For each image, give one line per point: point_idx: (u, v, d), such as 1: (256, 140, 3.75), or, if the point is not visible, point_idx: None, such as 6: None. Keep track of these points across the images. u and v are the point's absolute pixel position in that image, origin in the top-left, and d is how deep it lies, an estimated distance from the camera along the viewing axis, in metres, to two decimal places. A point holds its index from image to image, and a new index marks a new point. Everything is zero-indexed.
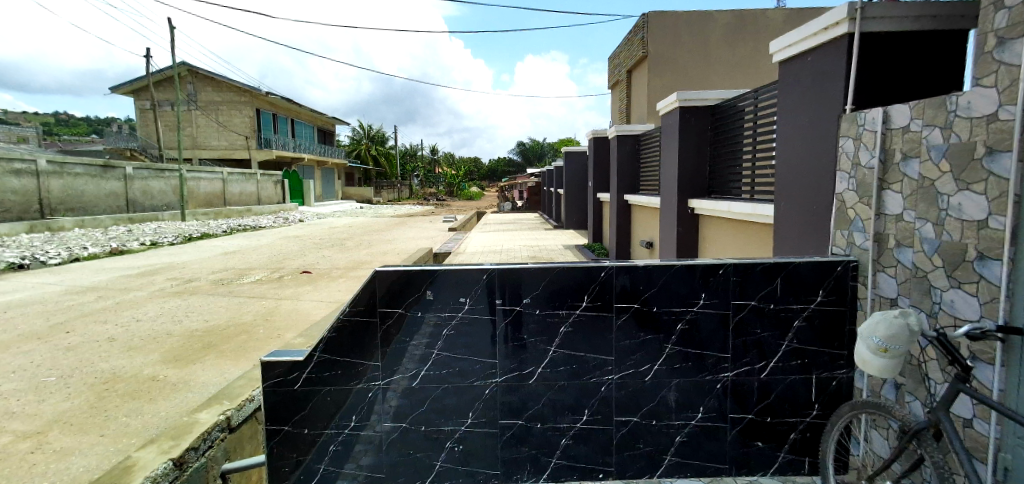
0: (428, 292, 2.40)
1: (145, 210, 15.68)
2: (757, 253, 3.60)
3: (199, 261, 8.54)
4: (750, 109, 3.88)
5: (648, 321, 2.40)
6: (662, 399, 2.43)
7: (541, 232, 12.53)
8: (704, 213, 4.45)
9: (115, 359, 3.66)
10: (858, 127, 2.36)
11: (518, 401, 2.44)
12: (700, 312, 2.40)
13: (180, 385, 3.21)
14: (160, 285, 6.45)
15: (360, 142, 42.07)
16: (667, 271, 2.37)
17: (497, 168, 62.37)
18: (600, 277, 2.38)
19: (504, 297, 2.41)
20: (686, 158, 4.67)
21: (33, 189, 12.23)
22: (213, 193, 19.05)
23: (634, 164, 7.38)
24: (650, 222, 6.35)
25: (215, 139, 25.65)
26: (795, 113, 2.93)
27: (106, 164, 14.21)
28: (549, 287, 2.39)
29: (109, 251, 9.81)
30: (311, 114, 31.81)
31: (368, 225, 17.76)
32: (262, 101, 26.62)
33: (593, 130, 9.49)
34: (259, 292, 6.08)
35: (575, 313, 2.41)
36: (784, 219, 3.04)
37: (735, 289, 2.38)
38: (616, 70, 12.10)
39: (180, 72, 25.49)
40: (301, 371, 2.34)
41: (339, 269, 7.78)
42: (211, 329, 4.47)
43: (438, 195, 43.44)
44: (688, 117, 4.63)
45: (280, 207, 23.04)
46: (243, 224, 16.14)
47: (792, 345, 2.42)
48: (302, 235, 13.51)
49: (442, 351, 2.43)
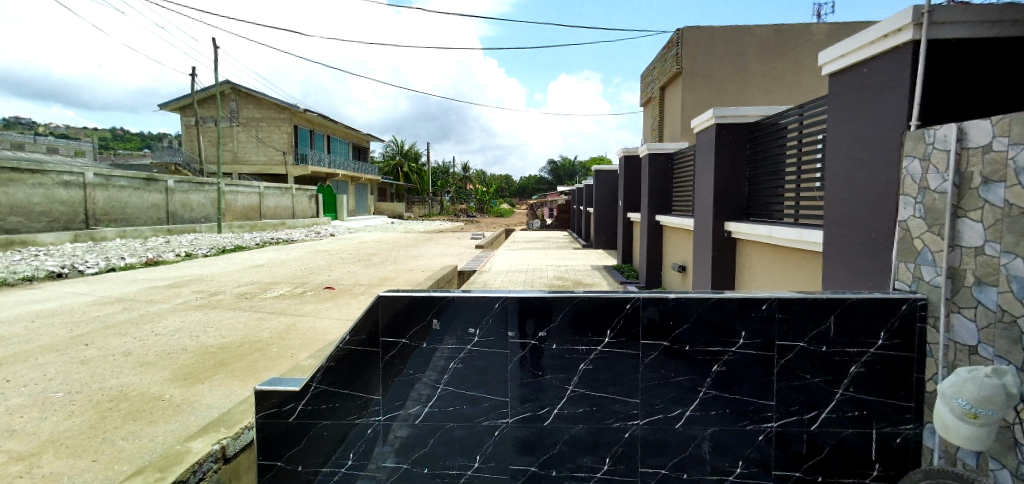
0: (435, 321, 2.21)
1: (183, 222, 16.24)
2: (800, 284, 3.26)
3: (227, 274, 8.66)
4: (793, 127, 3.59)
5: (680, 360, 2.12)
6: (695, 450, 2.12)
7: (569, 252, 12.24)
8: (741, 238, 4.12)
9: (125, 376, 3.61)
10: (927, 145, 2.02)
11: (534, 442, 2.19)
12: (738, 352, 2.10)
13: (183, 406, 3.10)
14: (185, 298, 6.52)
15: (393, 158, 42.82)
16: (701, 304, 2.10)
17: (527, 185, 62.55)
18: (626, 309, 2.13)
19: (518, 328, 2.19)
20: (722, 178, 4.36)
21: (80, 200, 12.82)
22: (249, 207, 19.63)
23: (665, 184, 7.08)
24: (682, 245, 6.02)
25: (254, 154, 26.59)
26: (845, 129, 2.57)
27: (149, 177, 14.82)
28: (568, 320, 2.16)
29: (144, 262, 10.11)
30: (347, 131, 32.62)
31: (397, 240, 17.89)
32: (300, 118, 27.53)
33: (624, 148, 9.21)
34: (280, 308, 6.04)
35: (597, 349, 2.16)
36: (831, 247, 2.66)
37: (780, 328, 2.08)
38: (648, 88, 11.86)
39: (224, 90, 26.65)
40: (297, 402, 2.18)
41: (362, 285, 7.73)
42: (224, 346, 4.40)
43: (468, 211, 43.63)
44: (724, 135, 4.34)
45: (314, 221, 23.56)
46: (276, 238, 16.51)
47: (848, 393, 2.07)
48: (330, 250, 13.68)
49: (448, 386, 2.21)
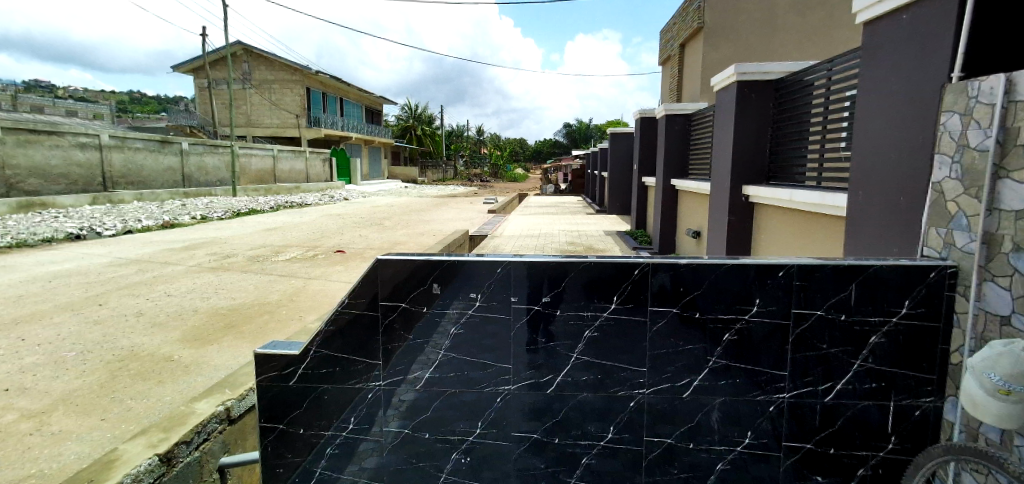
0: (436, 286, 2.13)
1: (199, 185, 16.37)
2: (820, 250, 3.09)
3: (240, 236, 8.73)
4: (821, 83, 3.33)
5: (689, 329, 2.01)
6: (702, 420, 2.04)
7: (583, 217, 12.07)
8: (760, 202, 3.92)
9: (136, 336, 3.67)
10: (969, 99, 1.77)
11: (537, 408, 2.13)
12: (749, 321, 1.97)
13: (191, 367, 3.13)
14: (199, 260, 6.59)
15: (406, 121, 42.32)
16: (713, 271, 1.96)
17: (542, 149, 61.59)
18: (634, 275, 2.02)
19: (522, 294, 2.10)
20: (743, 140, 4.12)
21: (97, 162, 12.94)
22: (263, 170, 19.69)
23: (682, 146, 6.80)
24: (698, 210, 5.82)
25: (267, 117, 26.46)
26: (879, 80, 2.28)
27: (163, 140, 14.86)
28: (574, 285, 2.06)
29: (161, 224, 10.25)
30: (359, 93, 32.19)
31: (410, 205, 17.84)
32: (312, 80, 27.17)
33: (641, 109, 8.90)
34: (290, 271, 6.07)
35: (602, 316, 2.07)
36: (857, 211, 2.43)
37: (797, 296, 1.93)
38: (668, 45, 11.29)
39: (235, 51, 26.31)
40: (297, 366, 2.14)
41: (373, 249, 7.73)
42: (235, 308, 4.44)
43: (482, 176, 43.30)
44: (747, 93, 4.07)
45: (328, 185, 23.60)
46: (290, 201, 16.59)
47: (867, 365, 1.92)
48: (344, 213, 13.70)
49: (450, 351, 2.15)
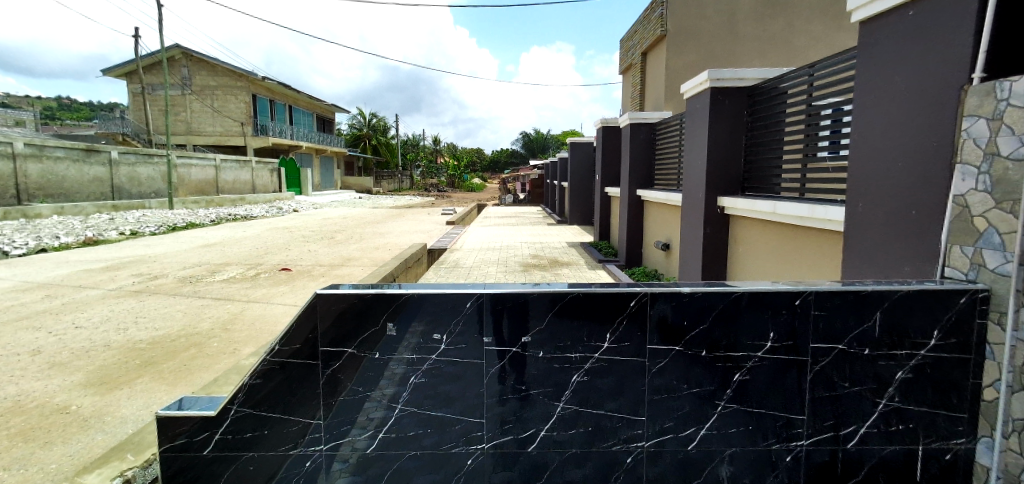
0: (391, 325, 1.75)
1: (131, 197, 15.02)
2: (804, 266, 2.91)
3: (173, 254, 7.89)
4: (801, 88, 3.21)
5: (696, 370, 1.73)
6: (710, 474, 1.75)
7: (544, 227, 11.84)
8: (737, 214, 3.74)
9: (26, 381, 3.03)
10: (997, 102, 1.60)
11: (513, 471, 1.77)
12: (762, 359, 1.72)
13: (92, 420, 2.57)
14: (121, 282, 5.83)
15: (361, 130, 41.12)
16: (722, 301, 1.69)
17: (500, 159, 61.62)
18: (630, 308, 1.72)
19: (495, 332, 1.75)
20: (717, 149, 3.94)
21: (8, 173, 11.60)
22: (205, 181, 18.38)
23: (648, 156, 6.66)
24: (666, 221, 5.66)
25: (209, 125, 24.92)
26: (880, 84, 2.11)
27: (89, 148, 13.55)
28: (560, 321, 1.73)
29: (82, 241, 9.20)
30: (310, 101, 30.94)
31: (364, 216, 17.08)
32: (259, 86, 25.84)
33: (603, 119, 8.81)
34: (228, 293, 5.44)
35: (592, 357, 1.75)
36: (854, 225, 2.25)
37: (812, 328, 1.70)
38: (629, 54, 11.28)
39: (174, 54, 24.65)
40: (213, 431, 1.70)
41: (323, 266, 7.14)
42: (157, 340, 3.83)
43: (439, 186, 42.53)
44: (720, 100, 3.90)
45: (276, 196, 22.38)
46: (234, 214, 15.48)
47: (892, 404, 1.73)
48: (293, 226, 12.87)
49: (408, 405, 1.77)
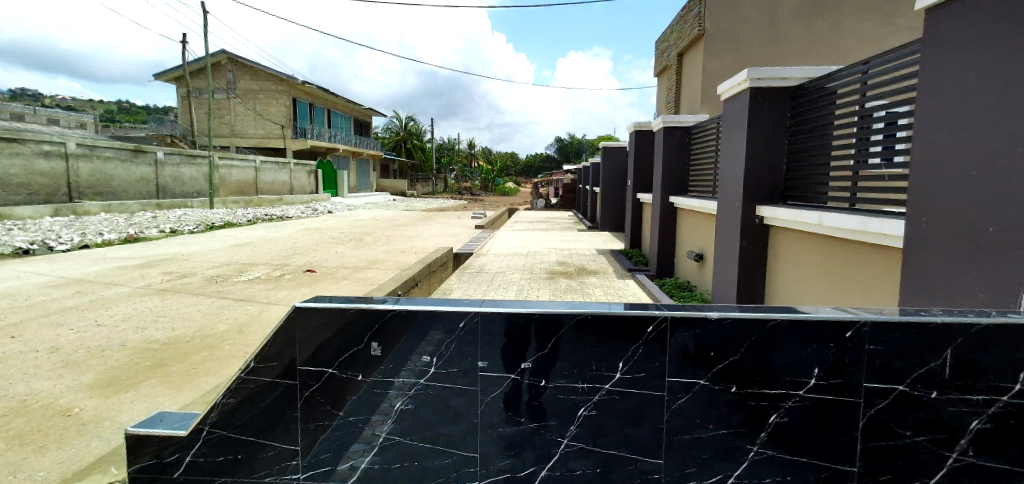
0: (375, 345, 1.58)
1: (175, 196, 15.64)
2: (852, 285, 2.57)
3: (205, 253, 8.07)
4: (854, 87, 2.88)
5: (723, 408, 1.47)
6: None
7: (574, 233, 11.56)
8: (777, 224, 3.42)
9: (37, 380, 3.04)
10: None
11: None
12: (803, 399, 1.44)
13: (91, 425, 2.52)
14: (150, 280, 5.95)
15: (396, 134, 41.81)
16: (756, 330, 1.43)
17: (534, 163, 61.45)
18: (646, 334, 1.49)
19: (490, 357, 1.56)
20: (755, 153, 3.61)
21: (62, 172, 12.25)
22: (245, 182, 18.98)
23: (682, 161, 6.31)
24: (700, 230, 5.32)
25: (252, 127, 25.81)
26: (952, 83, 1.80)
27: (136, 149, 14.19)
28: (567, 346, 1.51)
29: (124, 238, 9.56)
30: (347, 105, 31.60)
31: (395, 219, 17.21)
32: (299, 90, 26.60)
33: (635, 122, 8.50)
34: (249, 294, 5.45)
35: (601, 390, 1.52)
36: (916, 243, 1.95)
37: (867, 365, 1.41)
38: (665, 55, 10.85)
39: (220, 60, 25.67)
40: (185, 452, 1.57)
41: (347, 268, 7.12)
42: (171, 341, 3.81)
43: (472, 190, 42.64)
44: (760, 101, 3.58)
45: (313, 197, 22.91)
46: (270, 214, 15.88)
47: (965, 460, 1.39)
48: (324, 228, 13.05)
49: (394, 433, 1.59)
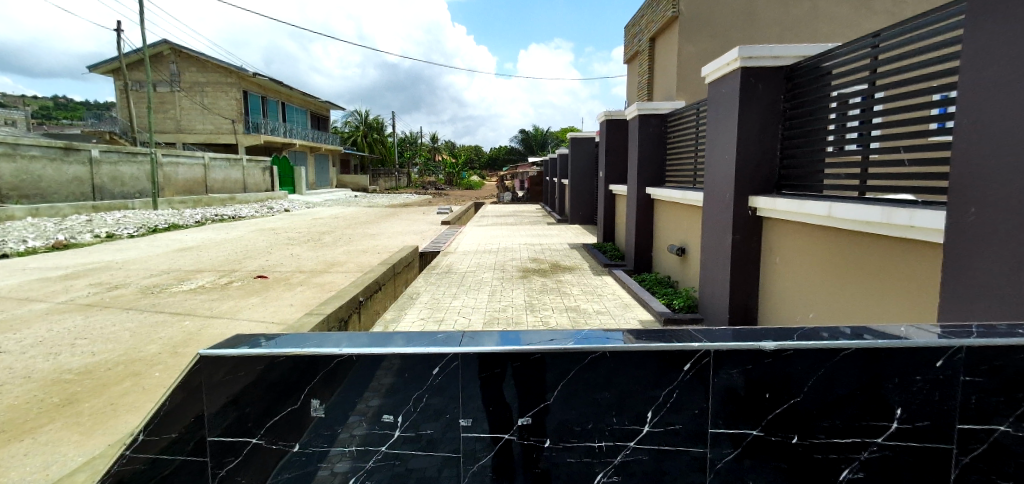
0: (316, 403, 1.28)
1: (113, 197, 14.39)
2: (856, 288, 2.39)
3: (143, 260, 7.28)
4: (860, 63, 2.61)
5: (780, 463, 1.20)
6: None
7: (544, 227, 11.21)
8: (773, 219, 3.19)
9: None
10: None
11: None
12: (881, 447, 1.18)
13: None
14: (74, 294, 5.24)
15: (357, 128, 40.32)
16: (821, 366, 1.15)
17: (500, 156, 60.82)
18: (683, 374, 1.20)
19: (476, 414, 1.26)
20: (746, 141, 3.35)
21: None
22: (192, 180, 17.72)
23: (658, 149, 6.05)
24: (681, 222, 5.08)
25: (199, 122, 24.22)
26: (1006, 50, 1.51)
27: (66, 146, 12.91)
28: (570, 395, 1.23)
29: (51, 245, 8.59)
30: (303, 98, 30.12)
31: (356, 217, 16.43)
32: (250, 82, 25.11)
33: (607, 111, 8.24)
34: (191, 306, 4.85)
35: (622, 450, 1.25)
36: (961, 240, 1.69)
37: (958, 402, 1.14)
38: (636, 41, 10.58)
39: (162, 50, 23.92)
40: None
41: (303, 273, 6.53)
42: (88, 370, 3.23)
43: (437, 184, 41.66)
44: (750, 82, 3.30)
45: (268, 195, 21.72)
46: (222, 214, 14.85)
47: None
48: (280, 228, 12.23)
49: None
